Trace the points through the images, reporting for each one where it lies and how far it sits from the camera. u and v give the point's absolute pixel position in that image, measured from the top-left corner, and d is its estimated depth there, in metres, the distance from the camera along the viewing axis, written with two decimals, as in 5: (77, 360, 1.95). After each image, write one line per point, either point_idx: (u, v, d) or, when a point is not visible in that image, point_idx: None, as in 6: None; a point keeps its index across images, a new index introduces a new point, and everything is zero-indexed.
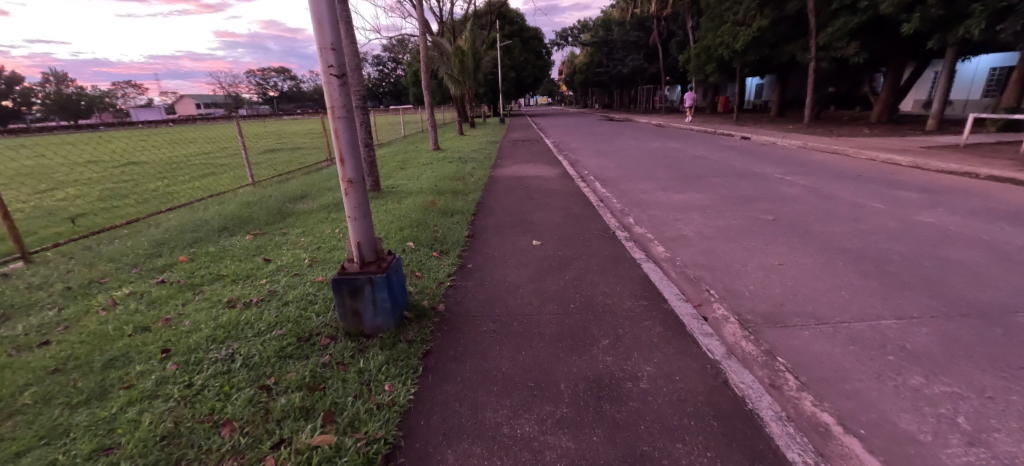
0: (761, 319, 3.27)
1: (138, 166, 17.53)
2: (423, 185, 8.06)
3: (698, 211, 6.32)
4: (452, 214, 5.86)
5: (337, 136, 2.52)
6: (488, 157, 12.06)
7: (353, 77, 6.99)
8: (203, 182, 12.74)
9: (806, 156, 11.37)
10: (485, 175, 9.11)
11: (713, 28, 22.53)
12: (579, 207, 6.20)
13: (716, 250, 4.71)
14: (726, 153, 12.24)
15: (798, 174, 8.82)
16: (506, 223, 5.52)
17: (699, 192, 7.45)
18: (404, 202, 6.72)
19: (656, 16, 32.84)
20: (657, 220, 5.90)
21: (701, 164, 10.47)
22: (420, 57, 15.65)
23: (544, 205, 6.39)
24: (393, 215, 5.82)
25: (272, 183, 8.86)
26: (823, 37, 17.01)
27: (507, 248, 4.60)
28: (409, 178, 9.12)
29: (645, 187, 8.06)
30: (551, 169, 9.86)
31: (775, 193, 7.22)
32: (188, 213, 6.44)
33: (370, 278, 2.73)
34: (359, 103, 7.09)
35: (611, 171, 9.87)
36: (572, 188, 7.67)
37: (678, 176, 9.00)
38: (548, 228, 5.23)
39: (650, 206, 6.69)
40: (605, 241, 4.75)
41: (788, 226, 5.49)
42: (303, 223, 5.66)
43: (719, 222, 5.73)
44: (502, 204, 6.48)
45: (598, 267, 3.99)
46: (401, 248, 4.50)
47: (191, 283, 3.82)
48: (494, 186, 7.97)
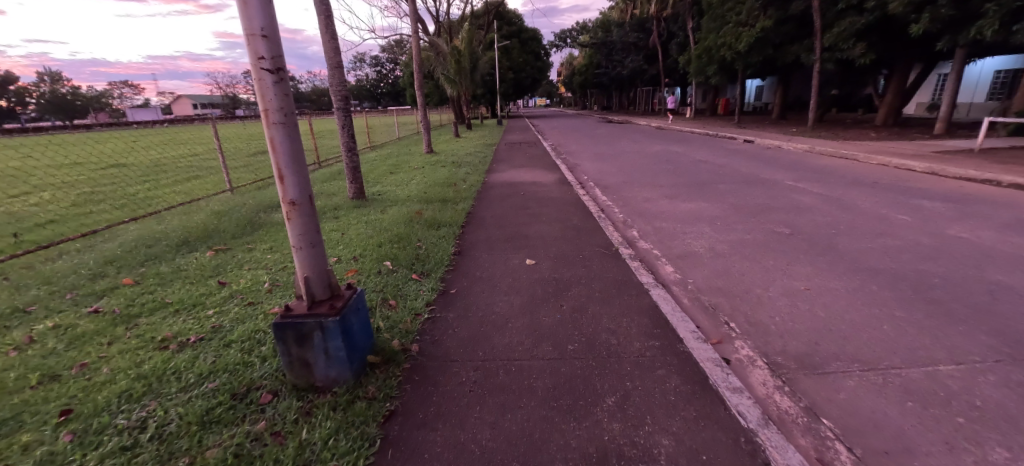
0: (794, 364, 2.76)
1: (123, 168, 16.95)
2: (411, 192, 7.53)
3: (708, 222, 5.81)
4: (439, 226, 5.33)
5: (275, 148, 2.00)
6: (483, 161, 11.54)
7: (334, 76, 6.47)
8: (186, 187, 12.20)
9: (815, 161, 10.88)
10: (478, 181, 8.59)
11: (715, 28, 22.08)
12: (577, 218, 5.69)
13: (732, 270, 4.20)
14: (731, 157, 11.73)
15: (809, 181, 8.33)
16: (498, 237, 5.00)
17: (707, 201, 6.95)
18: (389, 212, 6.19)
19: (655, 17, 32.44)
20: (663, 234, 5.39)
21: (707, 169, 9.97)
22: (414, 57, 15.16)
23: (540, 216, 5.87)
24: (374, 228, 5.29)
25: (251, 189, 8.31)
26: (828, 38, 16.57)
27: (496, 268, 4.08)
28: (397, 184, 8.59)
29: (647, 194, 7.56)
30: (548, 175, 9.35)
31: (789, 203, 6.71)
32: (151, 224, 5.88)
33: (320, 323, 2.20)
34: (341, 104, 6.57)
35: (612, 176, 9.37)
36: (571, 196, 7.15)
37: (683, 183, 8.49)
38: (543, 244, 4.71)
39: (655, 216, 6.17)
40: (607, 260, 4.23)
41: (808, 241, 4.99)
42: (274, 236, 5.12)
43: (732, 236, 5.22)
44: (494, 215, 5.96)
45: (600, 293, 3.46)
46: (377, 269, 3.97)
47: (128, 315, 3.27)
48: (488, 193, 7.46)
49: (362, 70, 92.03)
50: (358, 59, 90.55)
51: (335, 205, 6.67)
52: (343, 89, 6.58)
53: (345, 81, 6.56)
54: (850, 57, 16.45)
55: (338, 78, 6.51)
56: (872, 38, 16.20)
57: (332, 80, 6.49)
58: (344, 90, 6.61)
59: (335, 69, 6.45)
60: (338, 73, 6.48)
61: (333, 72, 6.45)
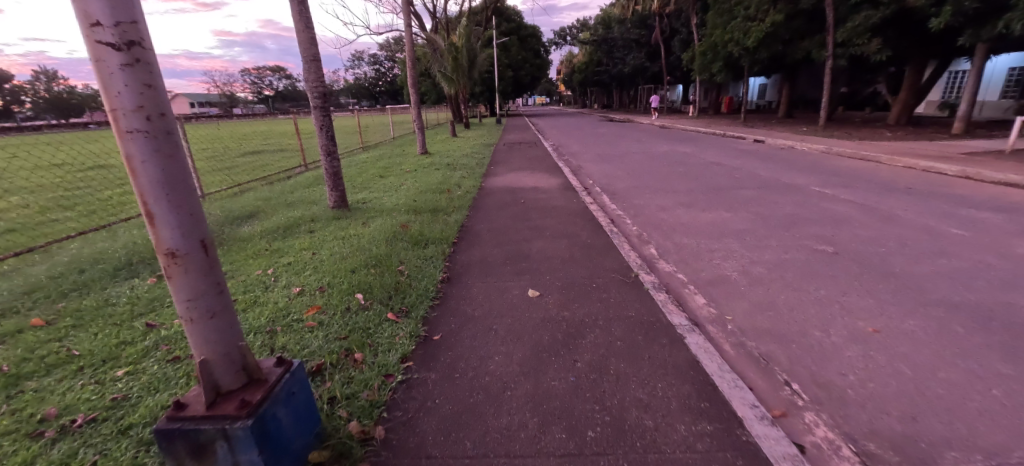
0: (894, 453, 2.01)
1: (104, 169, 16.20)
2: (399, 200, 6.78)
3: (735, 237, 5.07)
4: (427, 245, 4.58)
5: (135, 171, 1.26)
6: (480, 163, 10.80)
7: (310, 69, 5.69)
8: None
9: (836, 163, 10.16)
10: (474, 186, 7.84)
11: (722, 24, 21.29)
12: (586, 233, 4.95)
13: (778, 304, 3.46)
14: (744, 159, 10.98)
15: (837, 186, 7.61)
16: (496, 258, 4.26)
17: (730, 210, 6.20)
18: (372, 224, 5.44)
19: (658, 14, 31.70)
20: (687, 252, 4.65)
21: (721, 172, 9.22)
22: (407, 53, 14.37)
23: (544, 229, 5.13)
24: (351, 246, 4.54)
25: (225, 196, 7.58)
26: (842, 33, 15.83)
27: (493, 302, 3.34)
28: (385, 189, 7.84)
29: (662, 202, 6.82)
30: (551, 179, 8.60)
31: (822, 213, 5.96)
32: (97, 240, 5.13)
33: (222, 430, 1.45)
34: (318, 103, 5.80)
35: (620, 181, 8.64)
36: (576, 204, 6.41)
37: (698, 188, 7.75)
38: (549, 268, 3.97)
39: (674, 230, 5.43)
40: (626, 290, 3.49)
41: (858, 263, 4.25)
42: (233, 257, 4.37)
43: (767, 255, 4.49)
44: (491, 228, 5.20)
45: (623, 342, 2.72)
46: (346, 305, 3.22)
47: (15, 375, 2.54)
48: (484, 201, 6.71)
49: (360, 68, 91.20)
50: (356, 57, 89.55)
51: (312, 216, 5.92)
52: (321, 85, 5.79)
53: (322, 76, 5.78)
54: (864, 53, 15.73)
55: (314, 72, 5.71)
56: (889, 33, 15.45)
57: (309, 74, 5.72)
58: (322, 86, 5.82)
59: (311, 62, 5.67)
60: (314, 66, 5.69)
61: (310, 65, 5.67)
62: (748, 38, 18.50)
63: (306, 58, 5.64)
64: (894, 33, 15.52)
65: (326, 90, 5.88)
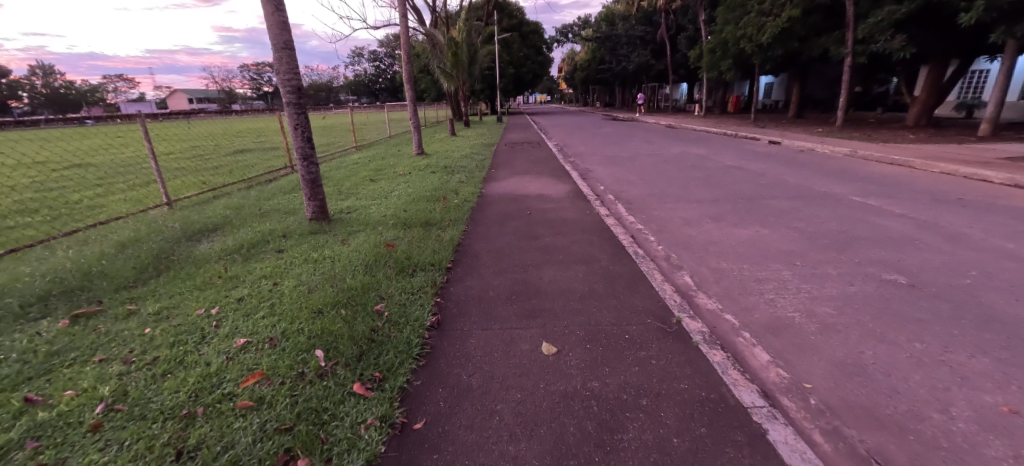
0: None
1: (86, 168, 15.41)
2: (387, 210, 5.98)
3: (783, 262, 4.26)
4: (414, 272, 3.75)
5: None
6: (480, 165, 10.00)
7: (281, 59, 4.86)
8: (141, 192, 10.66)
9: (868, 168, 9.33)
10: (473, 192, 7.03)
11: (732, 19, 20.43)
12: (606, 256, 4.13)
13: (866, 366, 2.65)
14: (766, 163, 10.14)
15: (878, 196, 6.81)
16: (501, 292, 3.43)
17: (766, 225, 5.39)
18: (353, 241, 4.61)
19: (664, 10, 30.88)
20: (730, 283, 3.84)
21: (744, 178, 8.40)
22: (403, 47, 13.53)
23: (556, 250, 4.31)
24: (323, 272, 3.74)
25: (194, 203, 6.78)
26: (862, 29, 15.00)
27: (496, 364, 2.52)
28: (375, 196, 7.04)
29: (686, 214, 6.00)
30: (557, 185, 7.78)
31: (875, 231, 5.13)
32: (23, 260, 4.31)
33: None
34: (290, 99, 4.96)
35: (635, 187, 7.83)
36: (589, 216, 5.60)
37: (724, 196, 6.95)
38: (567, 307, 3.15)
39: (707, 250, 4.62)
40: (670, 344, 2.68)
41: (945, 302, 3.42)
42: (175, 288, 3.57)
43: (828, 288, 3.67)
44: (493, 249, 4.39)
45: (682, 443, 1.90)
46: (300, 370, 2.40)
47: None
48: (485, 211, 5.91)
49: (360, 64, 90.27)
50: (356, 53, 88.61)
51: (284, 230, 5.08)
52: (294, 77, 4.95)
53: (296, 67, 4.95)
54: (886, 50, 14.90)
55: (285, 63, 4.87)
56: (913, 29, 14.61)
57: (279, 65, 4.88)
58: (295, 78, 4.98)
59: (282, 50, 4.84)
60: (286, 55, 4.86)
61: (280, 54, 4.83)
62: (761, 34, 17.67)
63: (276, 44, 4.81)
64: (917, 29, 14.66)
65: (300, 84, 5.03)
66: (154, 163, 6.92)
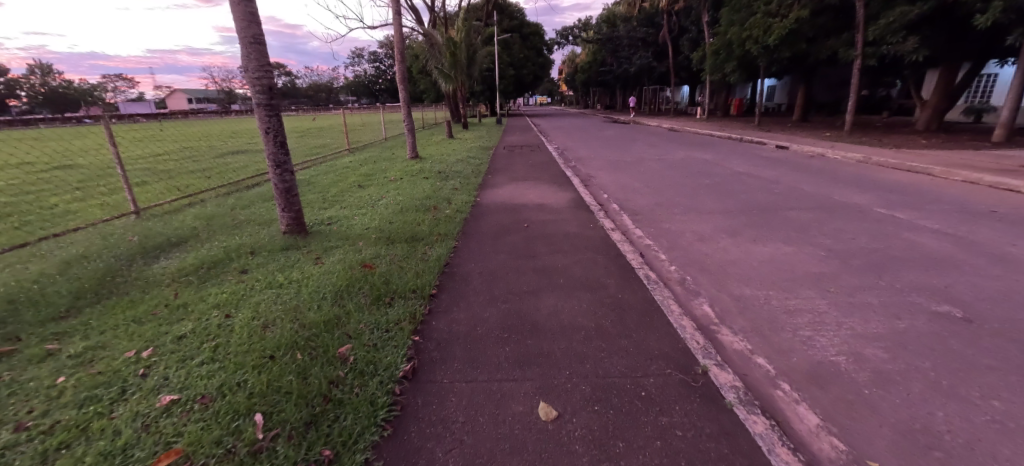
0: None
1: (70, 169, 14.85)
2: (371, 221, 5.45)
3: (814, 289, 3.75)
4: (391, 302, 3.22)
5: None
6: (476, 170, 9.49)
7: (249, 54, 4.31)
8: (120, 196, 10.08)
9: (885, 176, 8.85)
10: (467, 201, 6.50)
11: (738, 20, 19.93)
12: (614, 281, 3.61)
13: (942, 435, 2.13)
14: (777, 169, 9.63)
15: (904, 208, 6.31)
16: (490, 328, 2.91)
17: (788, 242, 4.88)
18: (327, 260, 4.08)
19: (666, 12, 30.44)
20: (758, 314, 3.32)
21: (757, 186, 7.88)
22: (396, 45, 12.97)
23: (556, 273, 3.79)
24: (286, 301, 3.22)
25: (165, 212, 6.24)
26: (874, 30, 14.52)
27: (481, 435, 1.98)
28: (360, 205, 6.52)
29: (698, 227, 5.48)
30: (558, 193, 7.26)
31: (910, 250, 4.62)
32: None
33: None
34: (260, 99, 4.41)
35: (640, 195, 7.33)
36: (593, 230, 5.08)
37: (738, 207, 6.42)
38: (569, 351, 2.62)
39: (726, 273, 4.10)
40: (698, 406, 2.15)
41: (1013, 343, 2.90)
42: (111, 321, 3.04)
43: (874, 325, 3.16)
44: (485, 271, 3.87)
45: None
46: (230, 446, 1.87)
47: None
48: (479, 223, 5.39)
49: (360, 65, 89.96)
50: (357, 54, 88.47)
51: (253, 245, 4.56)
52: (265, 73, 4.41)
53: (267, 64, 4.41)
54: (898, 53, 14.43)
55: (254, 59, 4.33)
56: (926, 30, 14.13)
57: (247, 61, 4.33)
58: (266, 74, 4.43)
59: (250, 44, 4.29)
60: (255, 50, 4.32)
61: (248, 48, 4.29)
62: (768, 36, 17.17)
63: (243, 37, 4.25)
64: (930, 30, 14.20)
65: (272, 82, 4.50)
66: (121, 169, 6.34)
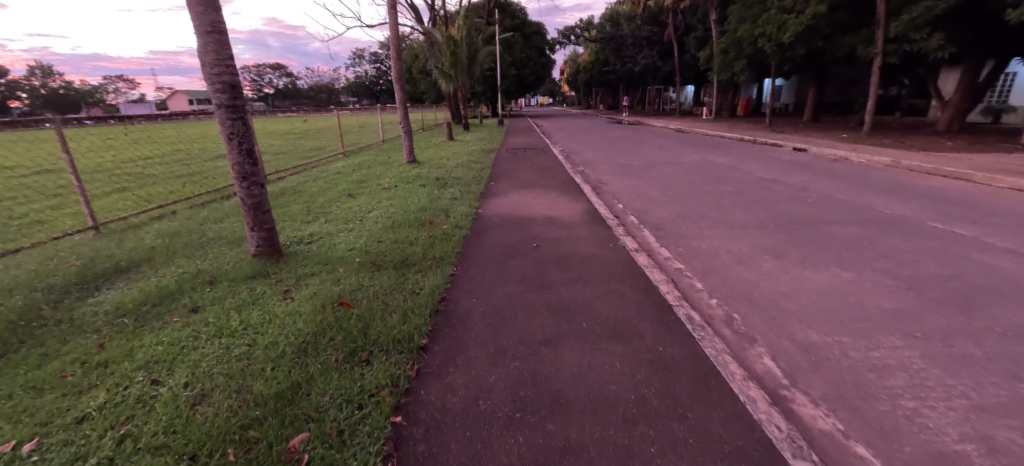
0: None
1: (54, 173, 14.23)
2: (357, 239, 4.74)
3: (896, 335, 3.02)
4: (368, 359, 2.51)
5: None
6: (477, 176, 8.79)
7: (206, 46, 3.58)
8: (96, 203, 9.38)
9: (921, 182, 8.14)
10: (467, 213, 5.79)
11: (749, 17, 19.17)
12: (651, 326, 2.88)
13: None
14: (803, 175, 8.89)
15: (960, 221, 5.58)
16: (497, 403, 2.19)
17: (844, 265, 4.15)
18: (298, 294, 3.37)
19: (672, 10, 29.73)
20: (836, 375, 2.60)
21: (786, 194, 7.15)
22: (392, 42, 12.25)
23: (577, 313, 3.07)
24: (235, 359, 2.50)
25: (129, 227, 5.54)
26: (895, 26, 13.77)
27: None
28: (347, 218, 5.81)
29: (733, 246, 4.74)
30: (568, 203, 6.54)
31: (992, 276, 3.89)
32: None
33: None
34: (221, 99, 3.69)
35: (660, 206, 6.61)
36: (613, 251, 4.35)
37: (774, 220, 5.69)
38: (606, 443, 1.91)
39: (779, 309, 3.39)
40: None
41: None
42: (2, 389, 2.34)
43: (993, 390, 2.43)
44: (490, 309, 3.15)
45: None
46: None
47: None
48: (481, 241, 4.68)
49: (360, 66, 89.55)
50: (357, 55, 88.11)
51: (215, 272, 3.85)
52: (228, 68, 3.69)
53: (228, 57, 3.69)
54: (921, 50, 13.67)
55: (213, 51, 3.60)
56: (952, 26, 13.42)
57: (204, 53, 3.60)
58: (229, 69, 3.71)
59: (207, 33, 3.58)
60: (213, 40, 3.60)
61: (204, 38, 3.57)
62: (782, 33, 16.44)
63: (199, 25, 3.54)
64: (955, 26, 13.45)
65: (236, 78, 3.78)
66: (77, 178, 5.61)
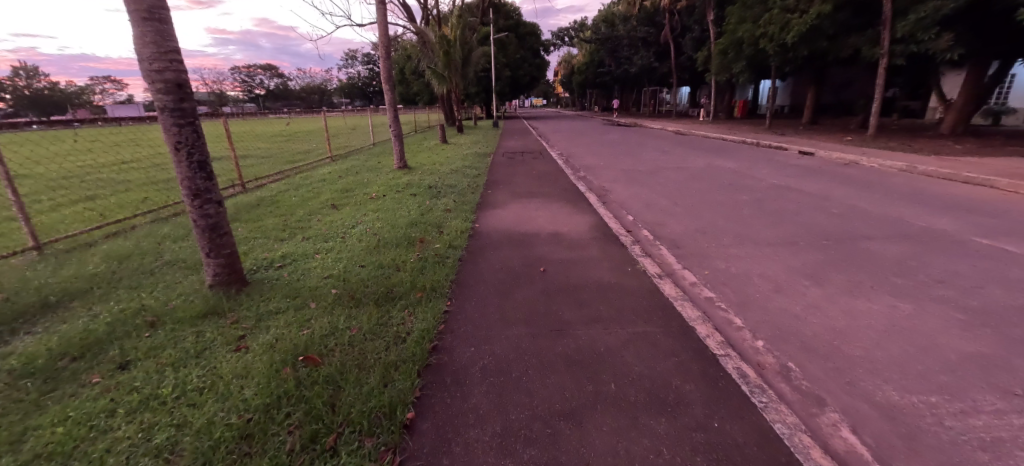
0: None
1: (22, 179, 13.40)
2: (334, 264, 4.09)
3: (991, 393, 2.43)
4: (334, 448, 1.88)
5: None
6: (472, 183, 8.17)
7: (142, 38, 2.95)
8: (60, 213, 8.65)
9: (944, 189, 7.64)
10: (462, 229, 5.17)
11: (750, 17, 18.73)
12: (697, 389, 2.27)
13: None
14: (819, 181, 8.35)
15: (1006, 237, 5.05)
16: None
17: (899, 293, 3.57)
18: (255, 342, 2.73)
19: (668, 11, 29.34)
20: (944, 458, 1.97)
21: (807, 204, 6.58)
22: (381, 41, 11.60)
23: (600, 368, 2.45)
24: (153, 451, 1.86)
25: (77, 248, 4.87)
26: (902, 27, 13.35)
27: None
28: (326, 234, 5.15)
29: (764, 269, 4.14)
30: (571, 216, 5.92)
31: None
32: None
33: None
34: (164, 102, 3.06)
35: (673, 218, 6.02)
36: (632, 279, 3.73)
37: (802, 235, 5.12)
38: None
39: (840, 352, 2.79)
40: None
41: None
42: None
43: None
44: (492, 361, 2.53)
45: None
46: None
47: None
48: (478, 265, 4.06)
49: (353, 67, 88.72)
50: (349, 56, 87.26)
51: (161, 312, 3.21)
52: (171, 63, 3.05)
53: (171, 50, 3.05)
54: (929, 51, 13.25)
55: (151, 42, 2.97)
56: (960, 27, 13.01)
57: (140, 45, 2.96)
58: (174, 64, 3.08)
59: (143, 21, 2.95)
60: (151, 29, 2.97)
61: (140, 27, 2.94)
62: (785, 33, 16.00)
63: (133, 11, 2.91)
64: (962, 27, 13.04)
65: (183, 76, 3.14)
66: (15, 191, 4.90)
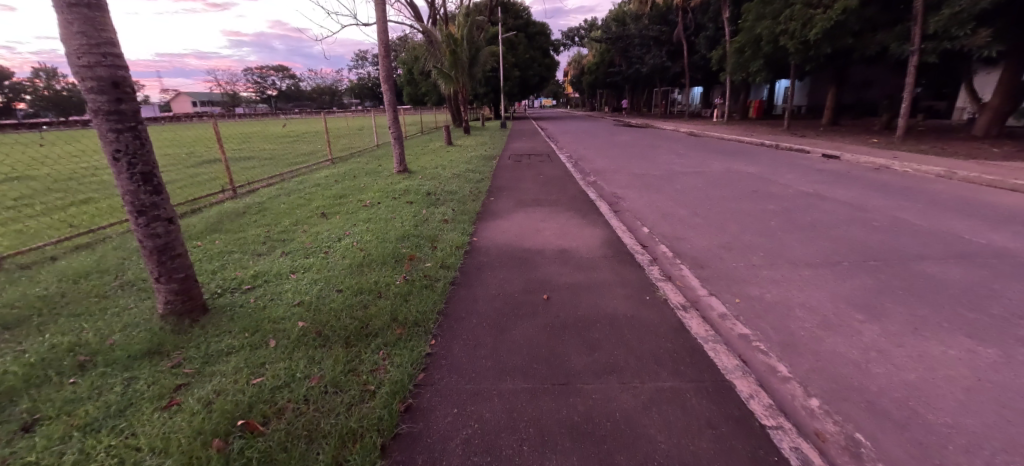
0: None
1: (22, 181, 13.17)
2: (307, 287, 3.58)
3: None
4: None
5: None
6: (474, 190, 7.66)
7: (67, 27, 2.48)
8: (48, 217, 8.30)
9: (992, 198, 6.94)
10: (458, 245, 4.64)
11: (769, 14, 17.97)
12: None
13: None
14: (851, 188, 7.68)
15: None
16: None
17: (975, 334, 2.95)
18: (191, 396, 2.23)
19: (681, 9, 28.59)
20: None
21: (843, 216, 5.94)
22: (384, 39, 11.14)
23: (616, 447, 1.89)
24: None
25: (38, 262, 4.44)
26: (935, 22, 12.53)
27: None
28: (308, 249, 4.66)
29: (806, 298, 3.53)
30: (581, 228, 5.36)
31: None
32: None
33: None
34: (97, 103, 2.59)
35: (693, 231, 5.42)
36: (652, 312, 3.15)
37: (844, 255, 4.49)
38: None
39: (921, 418, 2.19)
40: None
41: None
42: None
43: None
44: (479, 432, 1.99)
45: None
46: None
47: None
48: (472, 291, 3.52)
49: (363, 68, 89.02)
50: (360, 57, 87.59)
51: (97, 350, 2.73)
52: (105, 57, 2.58)
53: (102, 41, 2.57)
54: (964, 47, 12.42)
55: (78, 32, 2.49)
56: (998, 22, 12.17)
57: (66, 36, 2.49)
58: (109, 58, 2.60)
59: (70, 7, 2.48)
60: (80, 18, 2.50)
61: (66, 14, 2.47)
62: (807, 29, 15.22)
63: None
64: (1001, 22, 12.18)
65: (120, 72, 2.66)
66: None
